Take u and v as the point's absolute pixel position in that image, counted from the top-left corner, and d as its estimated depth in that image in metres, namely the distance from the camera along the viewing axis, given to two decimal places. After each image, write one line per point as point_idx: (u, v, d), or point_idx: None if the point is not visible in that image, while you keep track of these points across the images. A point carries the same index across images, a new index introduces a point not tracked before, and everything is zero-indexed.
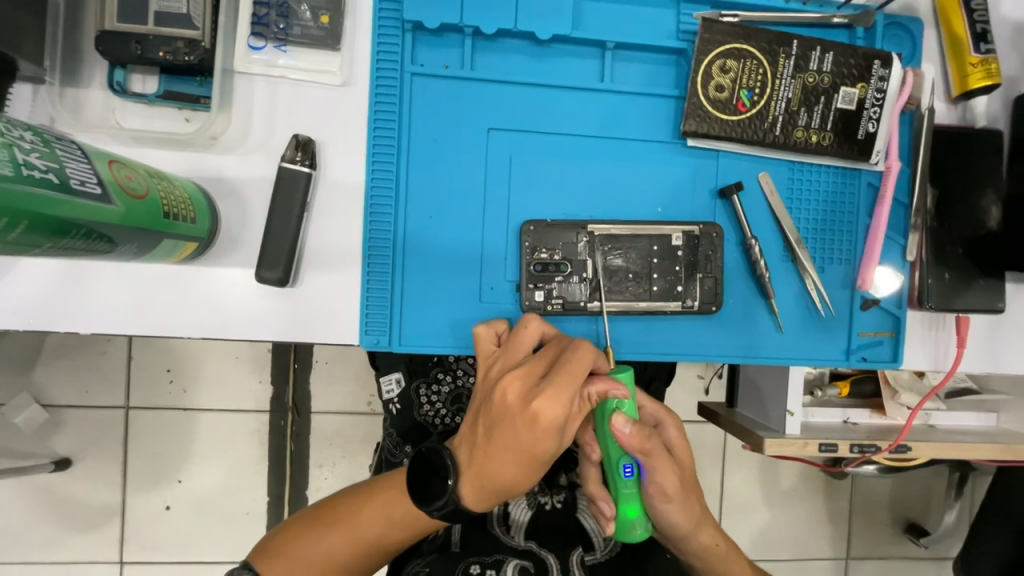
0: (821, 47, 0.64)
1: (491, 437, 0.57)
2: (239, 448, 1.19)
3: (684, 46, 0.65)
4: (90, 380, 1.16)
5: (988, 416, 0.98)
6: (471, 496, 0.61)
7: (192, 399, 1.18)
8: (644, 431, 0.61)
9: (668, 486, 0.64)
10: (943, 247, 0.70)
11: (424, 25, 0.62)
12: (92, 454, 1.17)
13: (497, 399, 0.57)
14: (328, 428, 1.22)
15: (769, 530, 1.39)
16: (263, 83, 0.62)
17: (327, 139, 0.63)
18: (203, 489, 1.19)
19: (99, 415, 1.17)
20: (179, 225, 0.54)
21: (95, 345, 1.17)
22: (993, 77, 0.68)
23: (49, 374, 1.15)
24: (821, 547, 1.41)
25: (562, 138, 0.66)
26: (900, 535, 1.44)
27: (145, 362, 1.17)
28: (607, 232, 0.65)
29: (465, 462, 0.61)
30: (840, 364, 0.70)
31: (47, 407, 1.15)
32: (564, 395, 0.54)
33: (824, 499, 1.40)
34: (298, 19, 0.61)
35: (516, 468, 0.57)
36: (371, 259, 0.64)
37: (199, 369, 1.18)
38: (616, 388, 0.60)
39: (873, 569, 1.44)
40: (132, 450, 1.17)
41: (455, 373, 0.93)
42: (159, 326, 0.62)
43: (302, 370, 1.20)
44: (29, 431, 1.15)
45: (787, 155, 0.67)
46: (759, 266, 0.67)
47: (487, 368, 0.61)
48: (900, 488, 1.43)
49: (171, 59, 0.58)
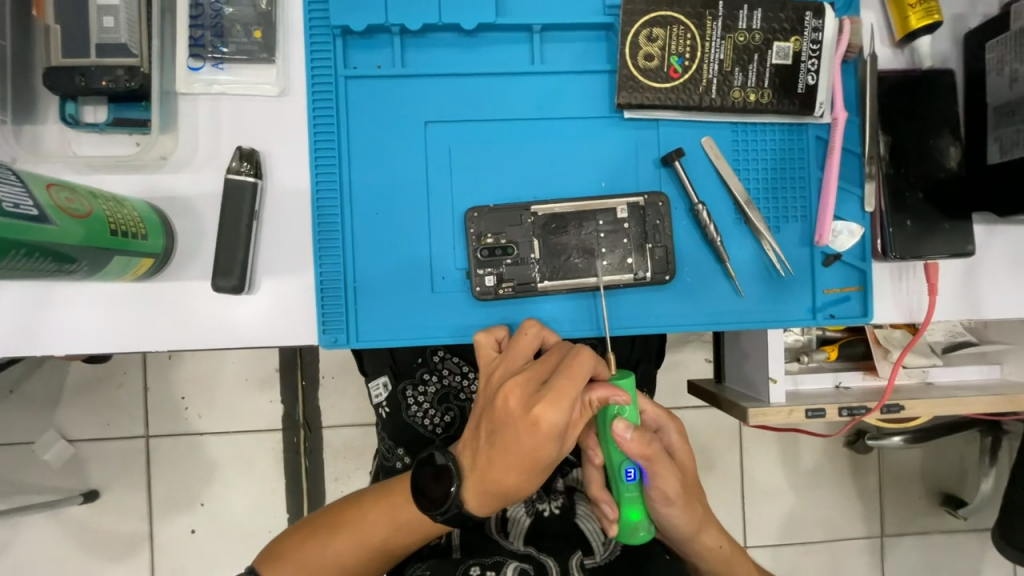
0: (748, 6, 0.64)
1: (494, 442, 0.60)
2: (255, 469, 1.22)
3: (611, 20, 0.66)
4: (108, 413, 1.21)
5: (991, 367, 0.94)
6: (474, 500, 0.63)
7: (206, 423, 1.22)
8: (645, 436, 0.62)
9: (670, 490, 0.65)
10: (902, 195, 0.68)
11: (352, 28, 0.64)
12: (116, 485, 1.21)
13: (499, 404, 0.59)
14: (339, 442, 1.24)
15: (797, 513, 1.35)
16: (205, 101, 0.65)
17: (271, 148, 0.65)
18: (224, 511, 1.22)
19: (117, 446, 1.21)
20: (130, 242, 0.57)
21: (110, 379, 1.22)
22: (934, 16, 0.66)
23: (68, 410, 1.21)
24: (852, 525, 1.36)
25: (500, 125, 0.66)
26: (936, 508, 1.38)
27: (158, 390, 1.21)
28: (551, 211, 0.66)
29: (468, 465, 0.63)
30: (808, 323, 0.69)
31: (70, 442, 1.21)
32: (564, 401, 0.56)
33: (850, 475, 1.36)
34: (232, 36, 0.64)
35: (518, 472, 0.59)
36: (323, 252, 0.65)
37: (210, 392, 1.22)
38: (617, 394, 0.61)
39: (913, 545, 1.38)
40: (154, 478, 1.21)
41: (440, 373, 0.94)
42: (129, 343, 0.65)
43: (310, 387, 1.24)
44: (56, 467, 1.20)
45: (728, 116, 0.67)
46: (709, 231, 0.66)
47: (489, 374, 0.63)
48: (931, 458, 1.37)
49: (113, 87, 0.60)
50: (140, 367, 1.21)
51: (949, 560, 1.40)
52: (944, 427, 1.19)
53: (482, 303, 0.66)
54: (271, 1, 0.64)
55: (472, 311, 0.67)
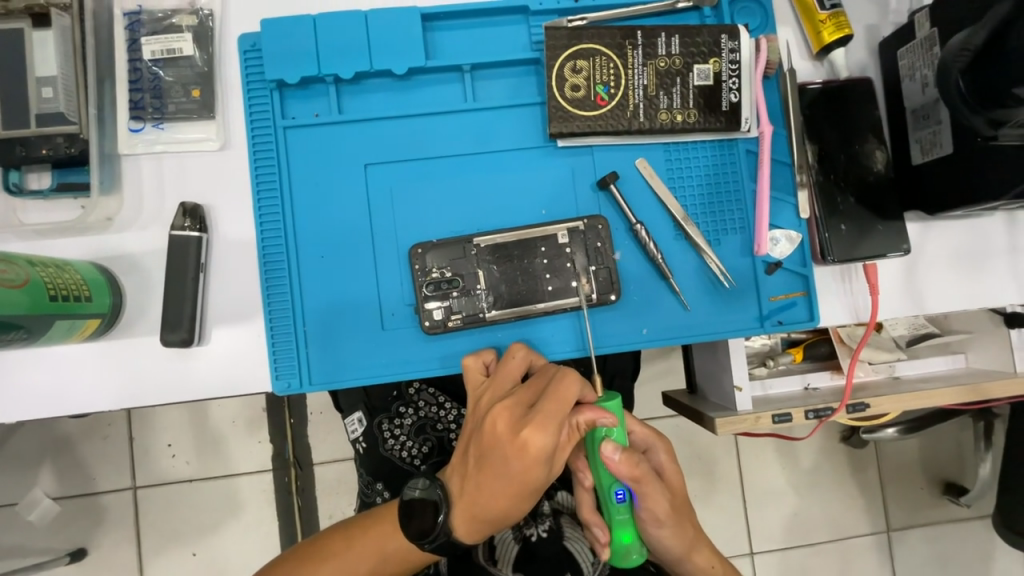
0: (665, 33, 0.67)
1: (482, 467, 0.60)
2: (246, 512, 1.20)
3: (537, 55, 0.69)
4: (91, 468, 1.19)
5: (955, 357, 0.93)
6: (462, 527, 0.62)
7: (193, 470, 1.20)
8: (633, 457, 0.62)
9: (660, 512, 0.65)
10: (834, 200, 0.70)
11: (287, 81, 0.66)
12: (103, 542, 1.18)
13: (487, 429, 0.59)
14: (331, 478, 1.21)
15: (800, 514, 1.34)
16: (149, 161, 0.66)
17: (215, 201, 0.67)
18: (217, 558, 1.19)
19: (102, 501, 1.19)
20: (76, 305, 0.58)
21: (92, 433, 1.20)
22: (845, 29, 0.69)
23: (51, 469, 1.19)
24: (857, 522, 1.35)
25: (439, 161, 0.68)
26: (939, 498, 1.37)
27: (141, 440, 1.20)
28: (493, 242, 0.67)
29: (457, 491, 0.62)
30: (756, 331, 0.70)
31: (55, 501, 1.18)
32: (552, 424, 0.57)
33: (850, 471, 1.35)
34: (171, 96, 0.66)
35: (508, 497, 0.59)
36: (271, 299, 0.66)
37: (194, 439, 1.20)
38: (604, 416, 0.60)
39: (920, 537, 1.36)
40: (142, 531, 1.19)
41: (416, 405, 0.91)
42: (82, 403, 0.65)
43: (298, 425, 1.22)
44: (41, 528, 1.18)
45: (658, 137, 0.69)
46: (649, 249, 0.67)
47: (478, 398, 0.63)
48: (928, 448, 1.37)
49: (53, 154, 0.62)
50: (120, 420, 1.20)
51: (959, 550, 1.37)
52: (933, 416, 1.18)
53: (432, 337, 0.67)
54: (209, 61, 0.67)
55: (424, 346, 0.68)
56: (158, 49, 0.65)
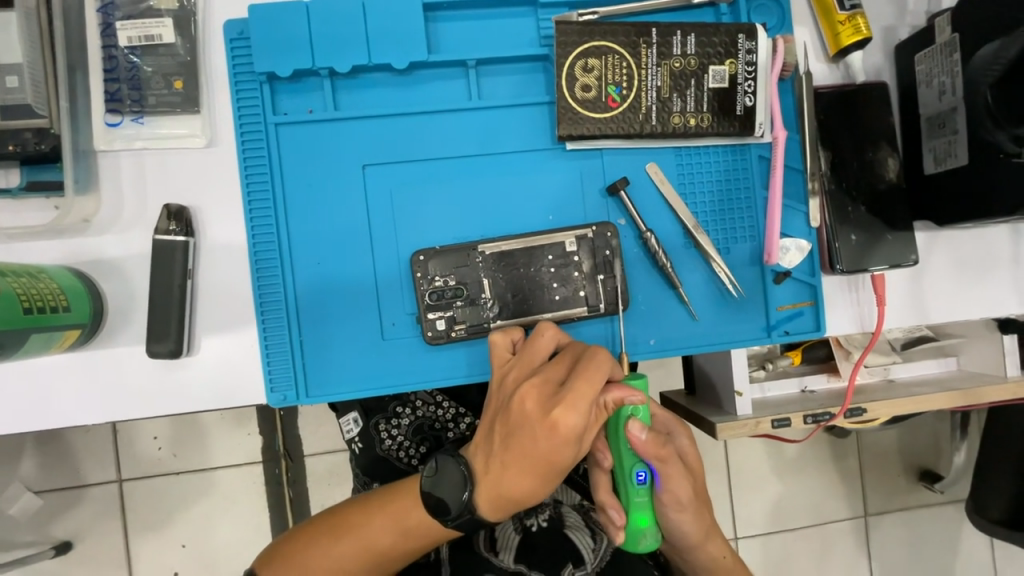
0: (680, 32, 0.64)
1: (510, 444, 0.57)
2: (236, 504, 1.18)
3: (546, 51, 0.65)
4: (73, 462, 1.15)
5: (947, 360, 0.93)
6: (487, 506, 0.60)
7: (181, 464, 1.17)
8: (659, 438, 0.61)
9: (682, 495, 0.64)
10: (845, 208, 0.68)
11: (278, 74, 0.62)
12: (90, 535, 1.15)
13: (515, 407, 0.57)
14: (321, 470, 1.20)
15: (784, 500, 1.37)
16: (128, 156, 0.62)
17: (201, 204, 0.62)
18: (206, 550, 1.17)
19: (85, 495, 1.15)
20: (49, 317, 0.54)
21: (73, 428, 1.16)
22: (863, 32, 0.67)
23: (31, 464, 1.15)
24: (838, 507, 1.39)
25: (444, 162, 0.65)
26: (915, 484, 1.41)
27: (125, 435, 1.16)
28: (499, 250, 0.65)
29: (481, 469, 0.60)
30: (763, 341, 0.69)
31: (36, 495, 1.15)
32: (583, 403, 0.55)
33: (832, 459, 1.38)
34: (151, 88, 0.61)
35: (535, 476, 0.57)
36: (264, 311, 0.63)
37: (181, 433, 1.17)
38: (632, 394, 0.58)
39: (896, 521, 1.41)
40: (129, 524, 1.16)
41: (413, 405, 0.88)
42: (62, 418, 0.61)
43: (287, 417, 1.19)
44: (23, 523, 1.15)
45: (671, 141, 0.66)
46: (658, 256, 0.65)
47: (503, 376, 0.60)
48: (907, 437, 1.41)
49: (21, 151, 0.57)
50: None
51: (932, 534, 1.43)
52: None
53: (434, 347, 0.65)
54: (191, 49, 0.62)
55: (427, 356, 0.65)
56: (135, 36, 0.60)
